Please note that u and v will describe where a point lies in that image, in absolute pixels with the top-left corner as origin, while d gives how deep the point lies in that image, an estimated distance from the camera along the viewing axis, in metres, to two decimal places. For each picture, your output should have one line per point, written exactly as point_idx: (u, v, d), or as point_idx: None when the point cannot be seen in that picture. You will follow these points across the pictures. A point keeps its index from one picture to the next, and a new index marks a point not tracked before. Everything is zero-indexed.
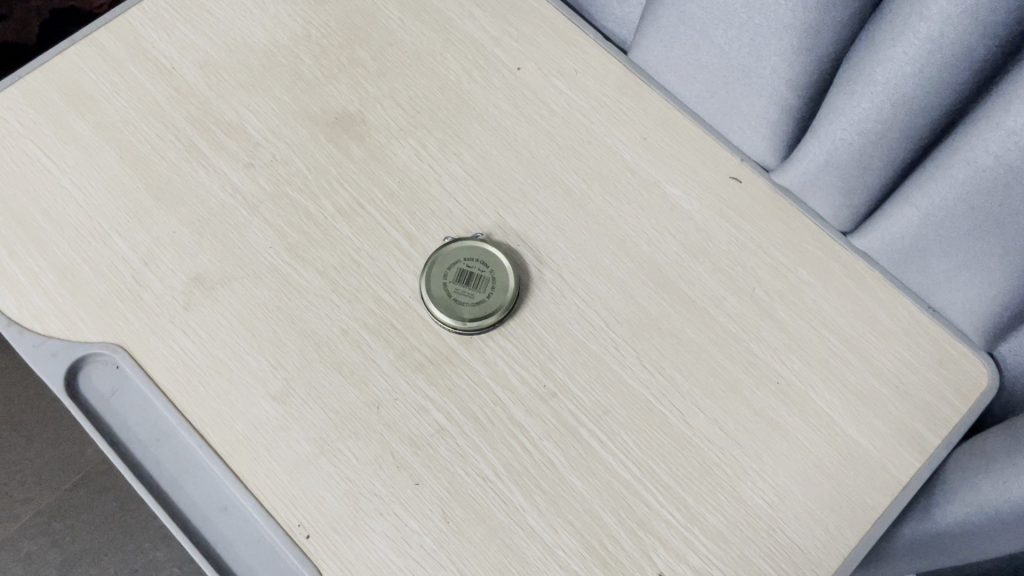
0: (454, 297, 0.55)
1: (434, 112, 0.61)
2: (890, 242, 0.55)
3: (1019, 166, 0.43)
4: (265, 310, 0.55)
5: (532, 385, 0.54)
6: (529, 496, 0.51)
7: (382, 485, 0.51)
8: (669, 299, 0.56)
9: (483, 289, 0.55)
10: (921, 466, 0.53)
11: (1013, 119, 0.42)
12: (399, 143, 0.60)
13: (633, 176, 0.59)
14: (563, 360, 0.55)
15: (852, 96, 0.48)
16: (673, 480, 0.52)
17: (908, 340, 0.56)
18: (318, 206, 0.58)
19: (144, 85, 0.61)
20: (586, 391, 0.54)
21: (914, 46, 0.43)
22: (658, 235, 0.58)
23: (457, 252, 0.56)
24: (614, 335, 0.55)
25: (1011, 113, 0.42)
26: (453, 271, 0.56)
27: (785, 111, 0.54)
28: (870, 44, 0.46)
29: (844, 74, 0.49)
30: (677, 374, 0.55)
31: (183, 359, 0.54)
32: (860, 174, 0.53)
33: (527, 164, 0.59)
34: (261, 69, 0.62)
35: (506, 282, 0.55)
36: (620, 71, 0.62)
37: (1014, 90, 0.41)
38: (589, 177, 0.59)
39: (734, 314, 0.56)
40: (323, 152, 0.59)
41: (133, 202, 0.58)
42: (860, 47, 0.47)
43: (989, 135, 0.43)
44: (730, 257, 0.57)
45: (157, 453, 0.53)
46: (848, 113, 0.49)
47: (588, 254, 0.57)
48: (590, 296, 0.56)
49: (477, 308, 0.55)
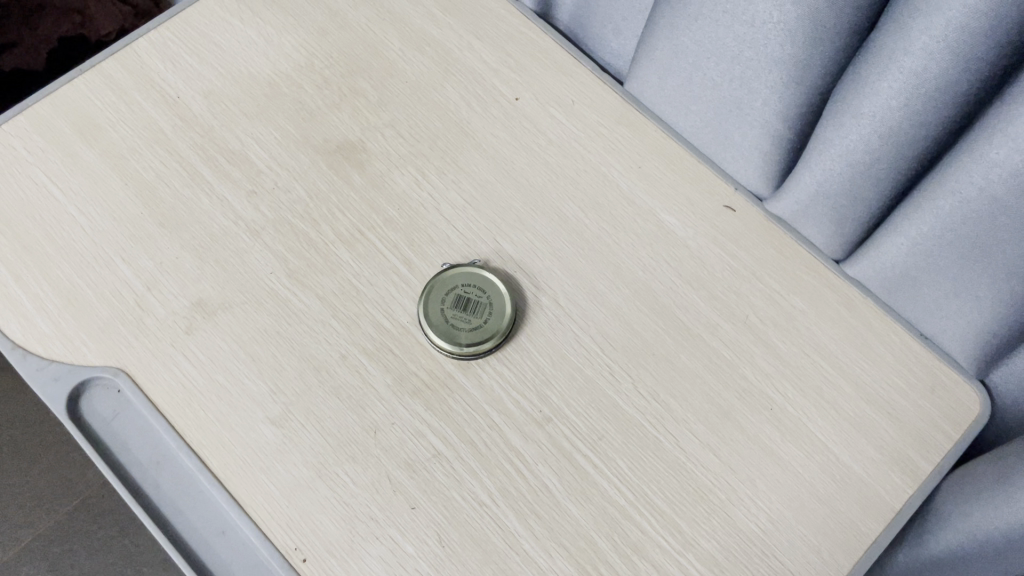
0: (451, 322, 0.56)
1: (433, 141, 0.62)
2: (880, 270, 0.56)
3: (1002, 197, 0.44)
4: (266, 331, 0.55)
5: (528, 410, 0.55)
6: (525, 521, 0.52)
7: (378, 509, 0.52)
8: (663, 325, 0.57)
9: (481, 314, 0.56)
10: (913, 492, 0.54)
11: (996, 151, 0.43)
12: (399, 171, 0.61)
13: (629, 204, 0.60)
14: (558, 385, 0.55)
15: (841, 128, 0.49)
16: (667, 505, 0.53)
17: (901, 368, 0.57)
18: (319, 232, 0.59)
19: (150, 113, 0.62)
20: (582, 416, 0.55)
21: (900, 81, 0.44)
22: (653, 262, 0.59)
23: (454, 278, 0.57)
24: (609, 361, 0.56)
25: (994, 145, 0.43)
26: (450, 296, 0.57)
27: (775, 143, 0.55)
28: (857, 78, 0.47)
29: (832, 106, 0.50)
30: (671, 400, 0.55)
31: (184, 383, 0.54)
32: (850, 204, 0.54)
33: (524, 191, 0.60)
34: (264, 98, 0.63)
35: (503, 308, 0.56)
36: (616, 101, 0.63)
37: (996, 124, 0.42)
38: (585, 205, 0.60)
39: (728, 341, 0.57)
40: (324, 180, 0.60)
41: (136, 227, 0.58)
42: (848, 80, 0.48)
43: (974, 166, 0.44)
44: (724, 285, 0.58)
45: (157, 476, 0.54)
46: (838, 143, 0.50)
47: (584, 280, 0.58)
48: (586, 322, 0.57)
49: (475, 332, 0.56)
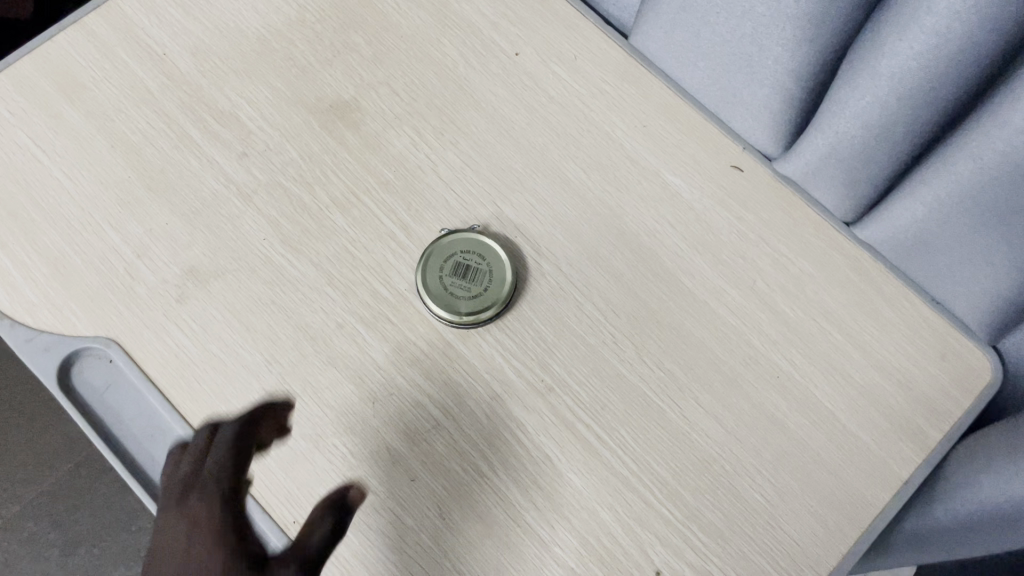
0: (450, 291, 0.55)
1: (430, 100, 0.60)
2: (893, 234, 0.54)
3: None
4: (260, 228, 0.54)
5: (530, 380, 0.53)
6: (526, 492, 0.51)
7: (378, 482, 0.51)
8: (668, 291, 0.56)
9: (480, 282, 0.55)
10: (921, 461, 0.53)
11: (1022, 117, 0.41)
12: (395, 131, 0.59)
13: (634, 165, 0.58)
14: (560, 354, 0.54)
15: (856, 88, 0.47)
16: (672, 477, 0.52)
17: (912, 334, 0.55)
18: (313, 197, 0.57)
19: (136, 72, 0.60)
20: (585, 385, 0.54)
21: (921, 42, 0.42)
22: (658, 226, 0.57)
23: (453, 244, 0.56)
24: (612, 328, 0.55)
25: (1020, 110, 0.41)
26: (449, 263, 0.55)
27: (786, 109, 0.53)
28: (875, 37, 0.45)
29: (848, 65, 0.47)
30: (676, 369, 0.54)
31: (176, 353, 0.53)
32: (864, 166, 0.52)
33: (525, 152, 0.58)
34: (254, 55, 0.60)
35: (503, 275, 0.54)
36: (621, 57, 0.61)
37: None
38: (588, 166, 0.58)
39: (735, 307, 0.55)
40: (318, 141, 0.58)
41: (124, 192, 0.57)
42: (865, 38, 0.46)
43: (998, 131, 0.42)
44: (731, 249, 0.57)
45: (151, 448, 0.52)
46: (853, 105, 0.48)
47: (587, 246, 0.56)
48: (589, 288, 0.55)
49: (474, 301, 0.54)
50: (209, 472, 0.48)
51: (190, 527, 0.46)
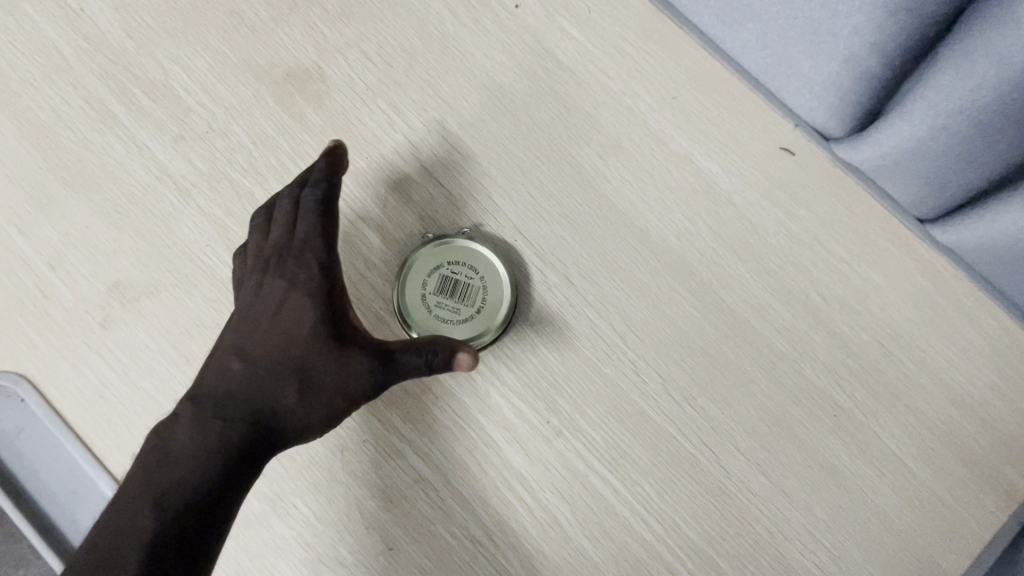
0: (435, 314, 0.45)
1: (410, 65, 0.48)
2: (985, 248, 0.42)
3: None
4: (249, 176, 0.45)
5: (533, 423, 0.44)
6: (526, 561, 0.43)
7: (347, 551, 0.43)
8: (702, 309, 0.45)
9: (471, 302, 0.45)
10: (1007, 520, 0.44)
11: None
12: (366, 107, 0.47)
13: (661, 148, 0.47)
14: (570, 390, 0.44)
15: (968, 74, 0.34)
16: (704, 540, 0.43)
17: (1002, 362, 0.45)
18: (266, 192, 0.46)
19: (45, 32, 0.48)
20: (600, 428, 0.44)
21: None
22: (690, 226, 0.46)
23: (438, 254, 0.45)
24: (633, 357, 0.45)
25: None
26: (434, 277, 0.45)
27: (844, 93, 0.42)
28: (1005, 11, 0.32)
29: (958, 41, 0.34)
30: (711, 407, 0.44)
31: (100, 392, 0.44)
32: (961, 165, 0.39)
33: (527, 133, 0.47)
34: (190, 9, 0.48)
35: (501, 293, 0.45)
36: (645, 9, 0.48)
37: None
38: (604, 149, 0.47)
39: (784, 329, 0.45)
40: (271, 121, 0.47)
41: (36, 187, 0.46)
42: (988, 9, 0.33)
43: None
44: (779, 254, 0.46)
45: (74, 508, 0.44)
46: (960, 95, 0.35)
47: (603, 252, 0.46)
48: (605, 306, 0.45)
49: (463, 326, 0.45)
50: (300, 237, 0.42)
51: (284, 323, 0.40)
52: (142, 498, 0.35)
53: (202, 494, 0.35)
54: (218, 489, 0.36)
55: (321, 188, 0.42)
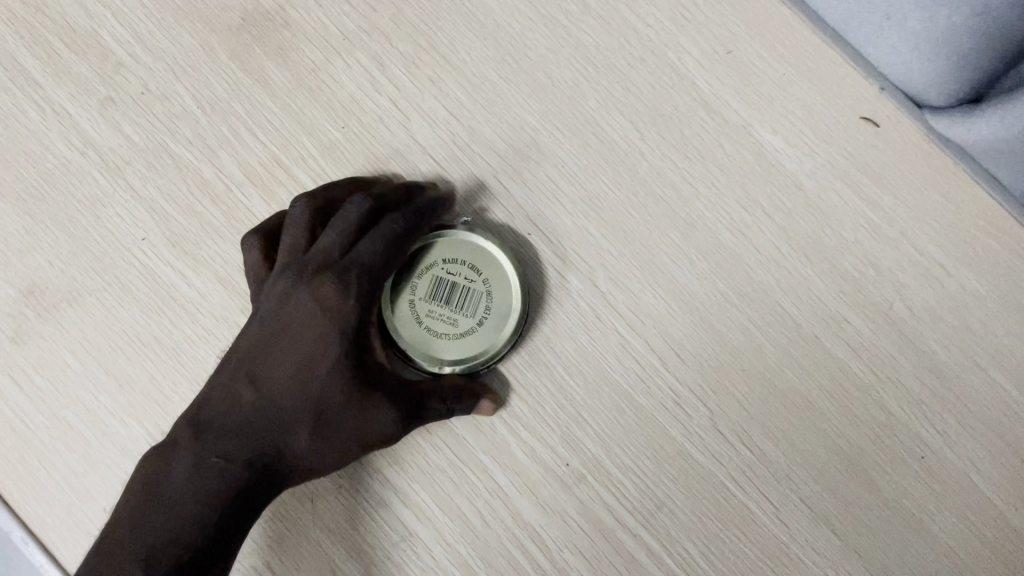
0: (428, 326, 0.36)
1: (397, 8, 0.38)
2: None
3: None
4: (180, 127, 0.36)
5: (549, 466, 0.36)
6: None
7: None
8: (761, 323, 0.37)
9: (471, 311, 0.36)
10: None
11: None
12: (342, 62, 0.37)
13: (712, 116, 0.37)
14: (595, 425, 0.37)
15: None
16: None
17: None
18: (217, 171, 0.37)
19: None
20: (631, 473, 0.36)
21: None
22: (747, 217, 0.37)
23: (430, 250, 0.36)
24: (674, 384, 0.36)
25: None
26: (425, 280, 0.36)
27: (932, 35, 0.32)
28: None
29: None
30: (767, 445, 0.36)
31: (14, 423, 0.36)
32: None
33: (544, 97, 0.37)
34: None
35: (508, 298, 0.36)
36: None
37: None
38: (640, 118, 0.37)
39: (861, 349, 0.36)
40: (222, 80, 0.37)
41: None
42: None
43: None
44: (858, 254, 0.36)
45: None
46: None
47: (637, 251, 0.37)
48: (640, 320, 0.37)
49: (462, 342, 0.36)
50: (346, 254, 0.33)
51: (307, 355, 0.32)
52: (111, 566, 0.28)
53: (189, 561, 0.29)
54: (209, 554, 0.29)
55: (403, 220, 0.33)
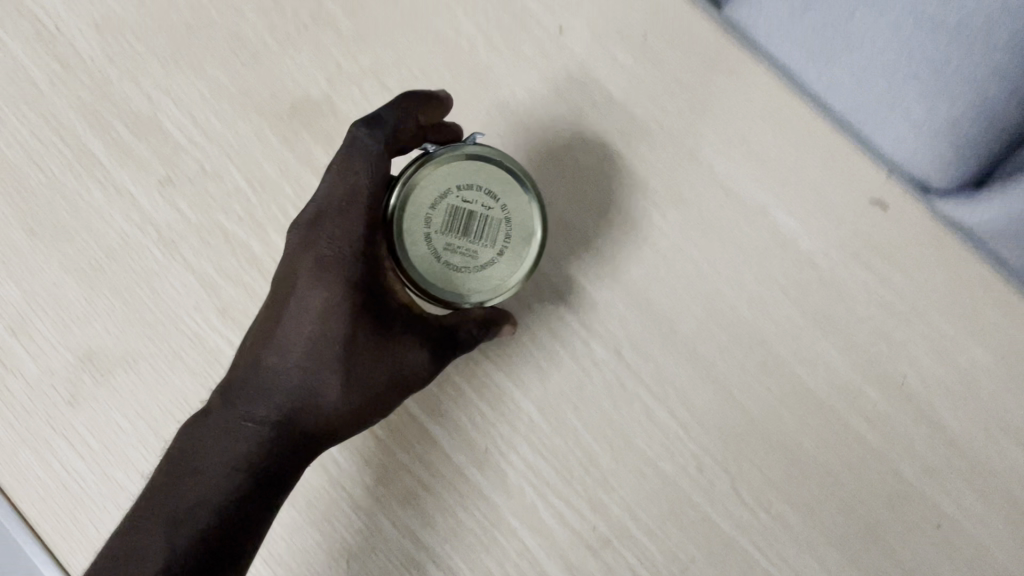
0: (447, 260, 0.34)
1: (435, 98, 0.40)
2: None
3: None
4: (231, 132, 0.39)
5: (574, 527, 0.38)
6: None
7: None
8: (777, 392, 0.38)
9: (491, 241, 0.34)
10: None
11: None
12: None
13: (731, 201, 0.39)
14: (619, 488, 0.38)
15: None
16: None
17: None
18: (266, 247, 0.40)
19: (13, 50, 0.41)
20: (652, 533, 0.38)
21: None
22: (765, 294, 0.39)
23: (440, 176, 0.34)
24: (695, 449, 0.38)
25: None
26: (438, 214, 0.34)
27: None
28: None
29: None
30: (782, 509, 0.38)
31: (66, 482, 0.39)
32: None
33: (571, 183, 0.40)
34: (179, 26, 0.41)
35: (527, 222, 0.35)
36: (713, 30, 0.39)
37: None
38: (661, 202, 0.39)
39: (874, 419, 0.38)
40: (273, 164, 0.40)
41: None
42: None
43: None
44: (872, 330, 0.38)
45: None
46: None
47: (660, 323, 0.39)
48: (663, 388, 0.38)
49: (482, 276, 0.34)
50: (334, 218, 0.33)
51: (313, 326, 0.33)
52: (128, 554, 0.30)
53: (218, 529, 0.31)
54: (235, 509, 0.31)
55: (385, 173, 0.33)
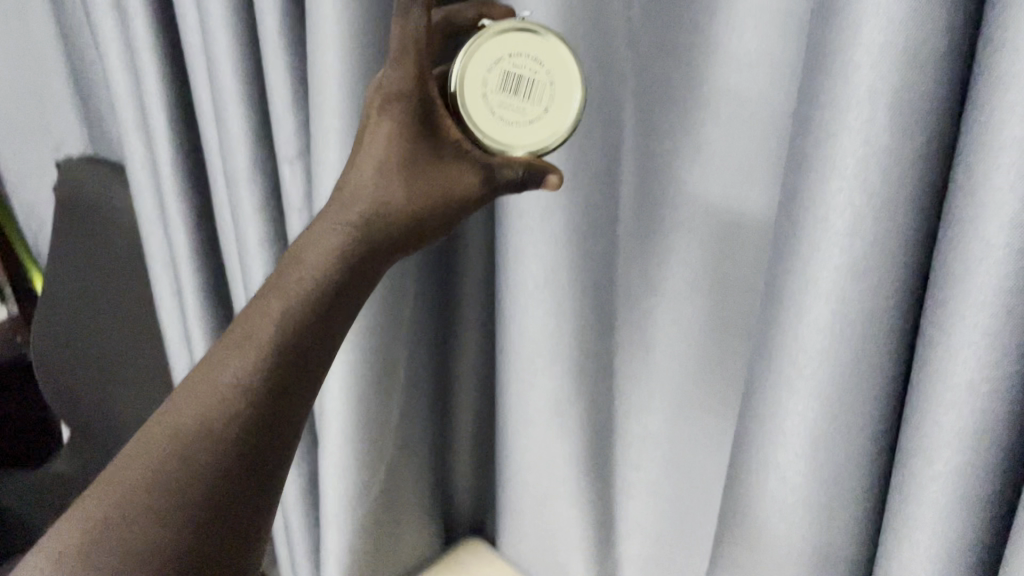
0: (501, 116, 0.41)
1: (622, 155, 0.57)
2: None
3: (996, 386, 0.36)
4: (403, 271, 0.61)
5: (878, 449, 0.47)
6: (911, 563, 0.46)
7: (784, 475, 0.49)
8: None
9: (542, 101, 0.42)
10: None
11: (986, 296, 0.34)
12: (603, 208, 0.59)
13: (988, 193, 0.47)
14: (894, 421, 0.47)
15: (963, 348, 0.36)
16: None
17: None
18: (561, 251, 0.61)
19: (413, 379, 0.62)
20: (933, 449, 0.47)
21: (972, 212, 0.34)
22: None
23: (503, 43, 0.41)
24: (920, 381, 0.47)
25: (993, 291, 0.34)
26: (497, 68, 0.41)
27: None
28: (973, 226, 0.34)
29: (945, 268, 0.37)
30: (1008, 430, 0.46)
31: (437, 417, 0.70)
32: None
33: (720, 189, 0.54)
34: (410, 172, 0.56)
35: (572, 88, 0.42)
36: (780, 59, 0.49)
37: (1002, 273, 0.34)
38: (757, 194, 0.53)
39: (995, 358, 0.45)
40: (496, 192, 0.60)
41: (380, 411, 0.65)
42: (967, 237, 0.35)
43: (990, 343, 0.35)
44: None
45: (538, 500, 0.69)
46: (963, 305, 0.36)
47: None
48: None
49: (532, 127, 0.42)
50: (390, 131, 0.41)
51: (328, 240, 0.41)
52: (302, 250, 0.41)
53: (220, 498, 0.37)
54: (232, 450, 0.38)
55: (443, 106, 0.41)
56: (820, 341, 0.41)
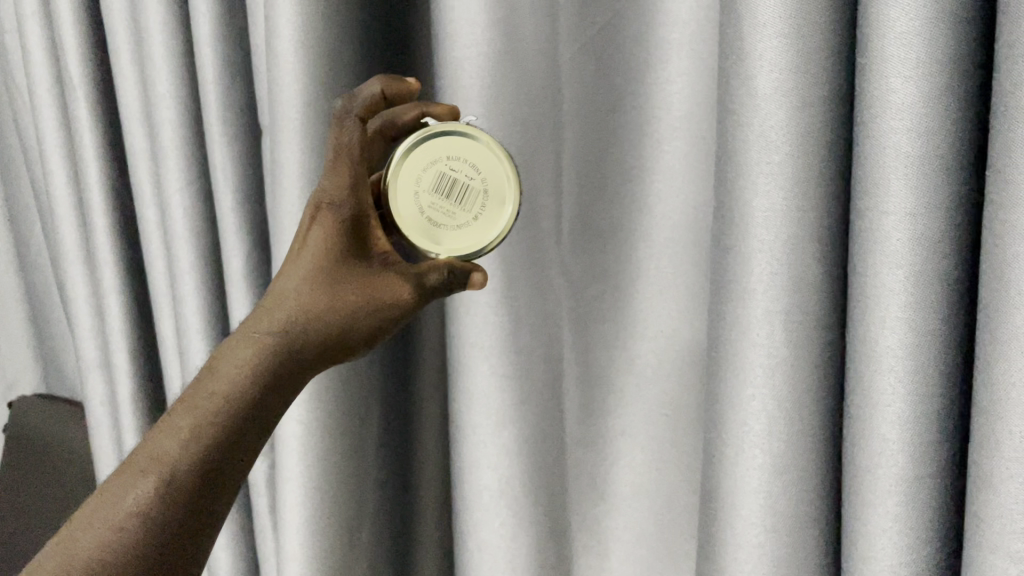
0: (430, 217, 0.46)
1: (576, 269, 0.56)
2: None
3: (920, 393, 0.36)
4: (331, 476, 0.56)
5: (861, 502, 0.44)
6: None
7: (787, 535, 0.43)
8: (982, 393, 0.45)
9: (471, 207, 0.46)
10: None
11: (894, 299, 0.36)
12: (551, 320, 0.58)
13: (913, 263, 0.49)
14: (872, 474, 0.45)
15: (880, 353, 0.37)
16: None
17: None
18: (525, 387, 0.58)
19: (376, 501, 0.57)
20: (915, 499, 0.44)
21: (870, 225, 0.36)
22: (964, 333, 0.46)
23: (435, 149, 0.46)
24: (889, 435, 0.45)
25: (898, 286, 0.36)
26: (430, 173, 0.46)
27: None
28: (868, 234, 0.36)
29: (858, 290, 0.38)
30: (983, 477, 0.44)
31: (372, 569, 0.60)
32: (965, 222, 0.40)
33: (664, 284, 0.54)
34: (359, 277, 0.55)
35: (501, 195, 0.47)
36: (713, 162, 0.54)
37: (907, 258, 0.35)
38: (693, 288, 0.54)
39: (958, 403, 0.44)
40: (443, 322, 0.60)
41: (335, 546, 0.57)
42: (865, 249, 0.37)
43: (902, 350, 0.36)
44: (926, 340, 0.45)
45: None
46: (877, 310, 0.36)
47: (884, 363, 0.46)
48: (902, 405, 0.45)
49: (460, 231, 0.46)
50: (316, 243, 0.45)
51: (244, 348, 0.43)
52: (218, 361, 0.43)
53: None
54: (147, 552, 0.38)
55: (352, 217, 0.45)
56: (760, 421, 0.40)
